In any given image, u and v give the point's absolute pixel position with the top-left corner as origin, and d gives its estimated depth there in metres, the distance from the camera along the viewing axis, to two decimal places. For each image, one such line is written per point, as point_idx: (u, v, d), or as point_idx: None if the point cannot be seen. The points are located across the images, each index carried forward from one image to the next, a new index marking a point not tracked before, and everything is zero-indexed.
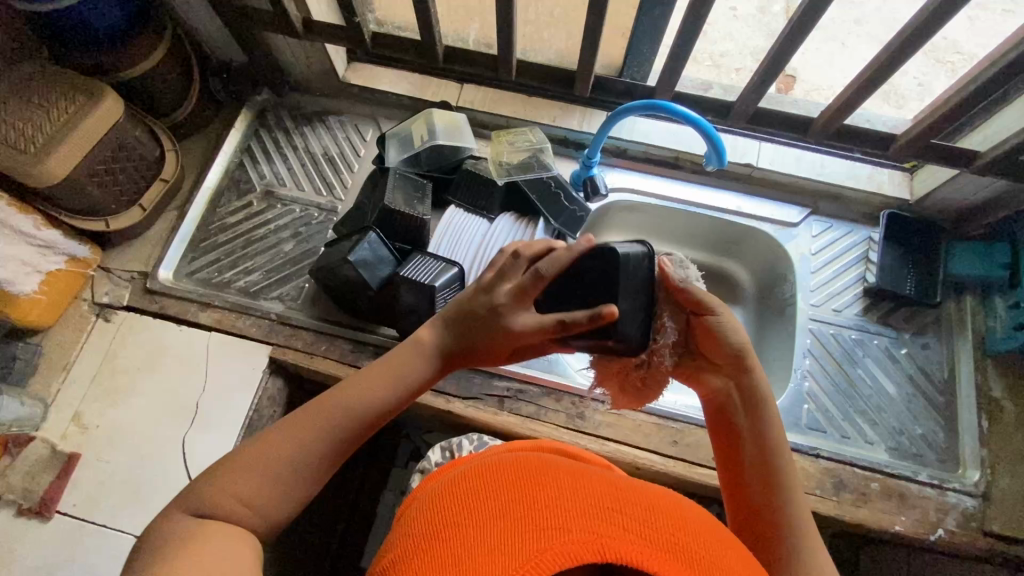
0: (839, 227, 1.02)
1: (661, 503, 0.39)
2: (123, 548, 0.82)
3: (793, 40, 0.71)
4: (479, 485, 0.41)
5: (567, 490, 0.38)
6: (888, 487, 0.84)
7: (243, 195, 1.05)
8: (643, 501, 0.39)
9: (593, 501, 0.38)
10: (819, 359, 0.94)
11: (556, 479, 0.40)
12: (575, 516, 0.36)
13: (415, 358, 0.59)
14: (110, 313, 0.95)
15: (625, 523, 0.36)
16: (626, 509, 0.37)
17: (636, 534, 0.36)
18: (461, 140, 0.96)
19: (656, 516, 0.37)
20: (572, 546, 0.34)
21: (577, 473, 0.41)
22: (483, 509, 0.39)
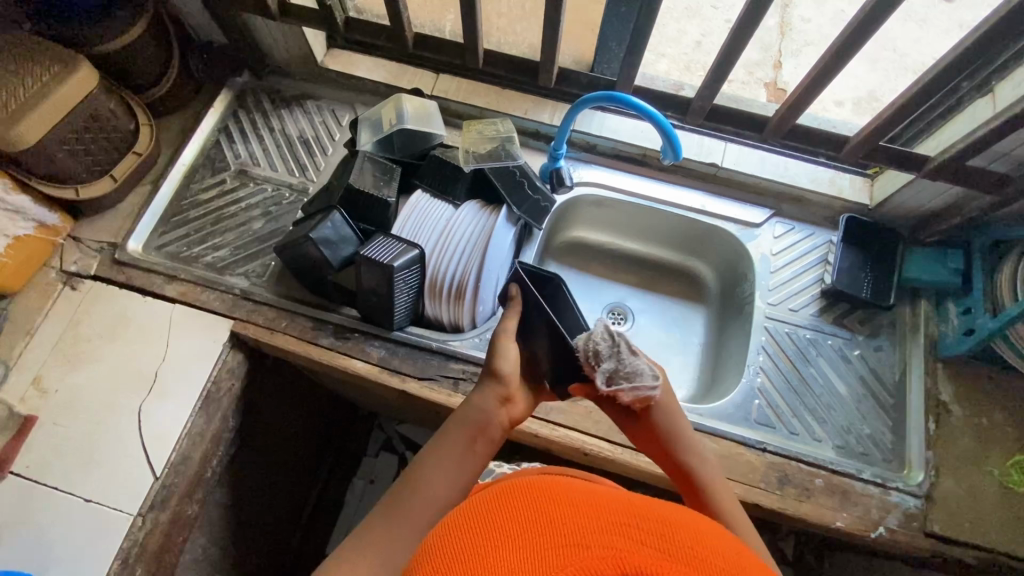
0: (800, 229, 1.04)
1: (676, 518, 0.40)
2: (72, 510, 0.83)
3: (741, 36, 0.73)
4: (496, 501, 0.41)
5: (582, 509, 0.39)
6: (831, 483, 0.85)
7: (217, 172, 1.07)
8: (658, 515, 0.39)
9: (612, 517, 0.38)
10: (773, 356, 0.95)
11: (575, 499, 0.40)
12: (597, 532, 0.37)
13: (484, 406, 0.68)
14: (77, 281, 0.96)
15: (643, 539, 0.36)
16: (645, 523, 0.38)
17: (654, 547, 0.36)
18: (431, 126, 0.98)
19: (673, 530, 0.38)
20: (594, 563, 0.35)
21: (594, 492, 0.42)
22: (501, 526, 0.39)
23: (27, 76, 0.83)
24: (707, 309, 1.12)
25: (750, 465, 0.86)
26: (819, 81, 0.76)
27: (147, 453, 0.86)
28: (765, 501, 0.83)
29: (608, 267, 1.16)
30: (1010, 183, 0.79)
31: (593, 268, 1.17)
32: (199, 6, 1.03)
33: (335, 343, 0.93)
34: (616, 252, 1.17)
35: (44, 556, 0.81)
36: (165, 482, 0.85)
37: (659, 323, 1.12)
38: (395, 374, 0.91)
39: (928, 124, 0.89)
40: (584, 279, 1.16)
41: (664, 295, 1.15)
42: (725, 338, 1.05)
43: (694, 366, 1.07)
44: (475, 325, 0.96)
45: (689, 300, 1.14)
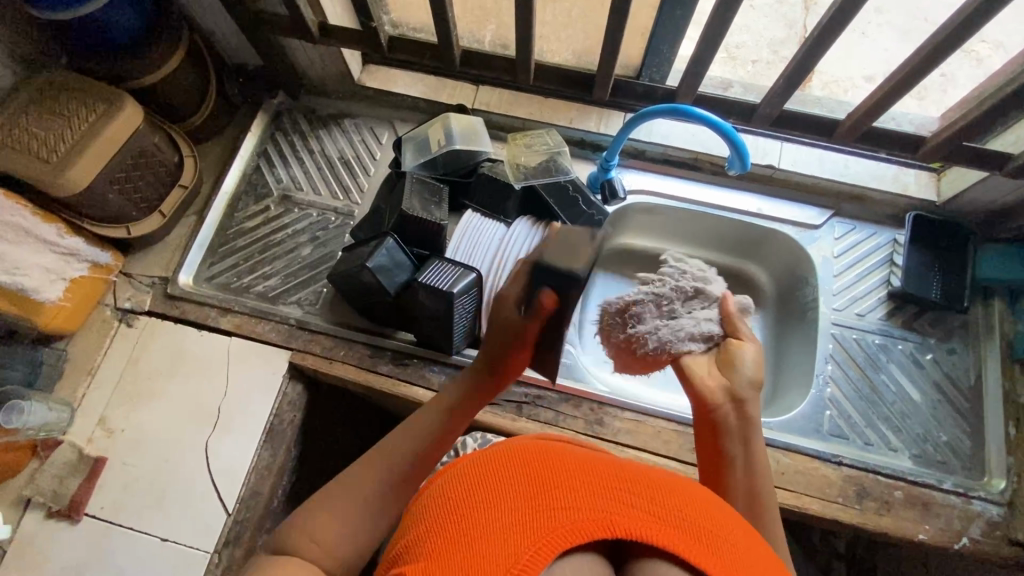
0: (861, 229, 1.01)
1: (661, 482, 0.41)
2: (150, 550, 0.84)
3: (822, 42, 0.69)
4: (493, 470, 0.42)
5: (573, 474, 0.40)
6: (911, 495, 0.83)
7: (261, 199, 1.06)
8: (646, 480, 0.41)
9: (605, 484, 0.39)
10: (841, 364, 0.93)
11: (567, 464, 0.42)
12: (591, 495, 0.38)
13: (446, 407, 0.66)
14: (132, 318, 0.96)
15: (632, 503, 0.38)
16: (637, 489, 0.39)
17: (648, 513, 0.38)
18: (478, 143, 0.96)
19: (659, 494, 0.39)
20: (584, 522, 0.36)
21: (588, 460, 0.43)
22: (497, 491, 0.40)
23: (75, 119, 0.81)
24: (763, 313, 1.09)
25: (827, 479, 0.84)
26: (904, 83, 0.72)
27: (217, 489, 0.87)
28: (845, 516, 0.81)
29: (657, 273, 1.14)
30: None
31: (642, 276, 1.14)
32: (233, 29, 1.01)
33: (394, 371, 0.92)
34: None
35: None
36: (238, 518, 0.86)
37: None
38: None
39: None
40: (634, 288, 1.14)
41: None
42: (786, 343, 1.03)
43: None
44: None
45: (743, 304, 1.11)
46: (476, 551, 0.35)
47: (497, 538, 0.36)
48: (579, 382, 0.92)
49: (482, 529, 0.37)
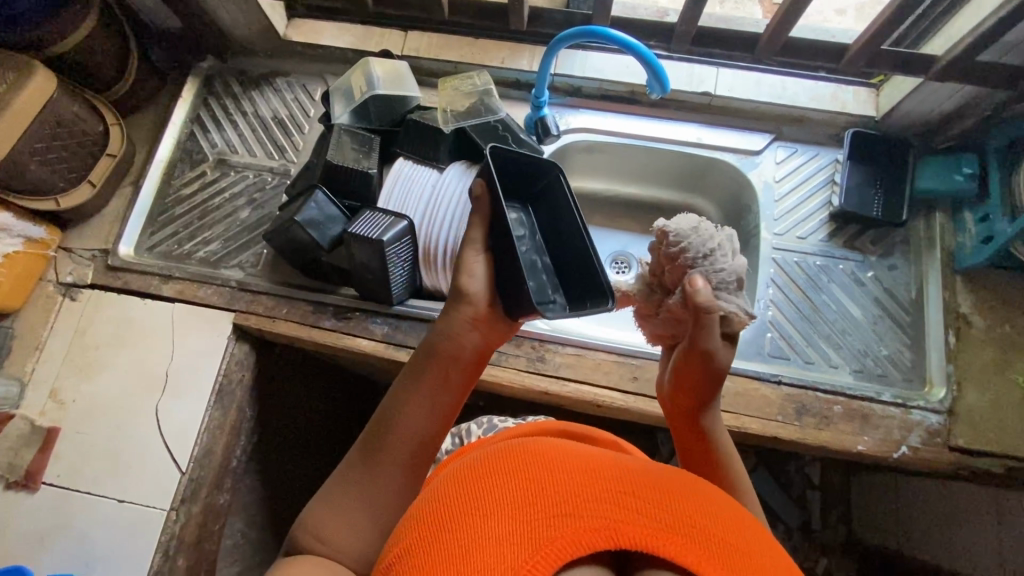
0: (803, 151, 0.99)
1: (665, 483, 0.42)
2: (108, 512, 0.86)
3: None
4: (493, 471, 0.43)
5: (571, 475, 0.40)
6: (851, 409, 0.84)
7: (197, 165, 1.04)
8: (648, 481, 0.41)
9: (608, 487, 0.40)
10: (783, 288, 0.93)
11: (569, 462, 0.42)
12: (593, 500, 0.38)
13: (411, 407, 0.60)
14: (76, 292, 0.96)
15: (635, 507, 0.38)
16: (642, 492, 0.40)
17: (652, 518, 0.38)
18: (405, 88, 0.94)
19: (665, 497, 0.40)
20: (583, 535, 0.37)
21: (591, 458, 0.43)
22: (495, 493, 0.40)
23: None
24: None
25: (767, 399, 0.85)
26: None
27: (169, 451, 0.88)
28: (784, 433, 0.83)
29: (606, 214, 1.14)
30: None
31: (591, 219, 1.14)
32: None
33: (337, 324, 0.92)
34: (614, 199, 1.14)
35: (89, 555, 0.84)
36: (193, 476, 0.87)
37: None
38: (401, 348, 0.90)
39: (934, 22, 0.84)
40: None
41: None
42: None
43: None
44: None
45: None
46: (473, 564, 0.36)
47: (497, 548, 0.37)
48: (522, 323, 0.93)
49: (476, 543, 0.37)
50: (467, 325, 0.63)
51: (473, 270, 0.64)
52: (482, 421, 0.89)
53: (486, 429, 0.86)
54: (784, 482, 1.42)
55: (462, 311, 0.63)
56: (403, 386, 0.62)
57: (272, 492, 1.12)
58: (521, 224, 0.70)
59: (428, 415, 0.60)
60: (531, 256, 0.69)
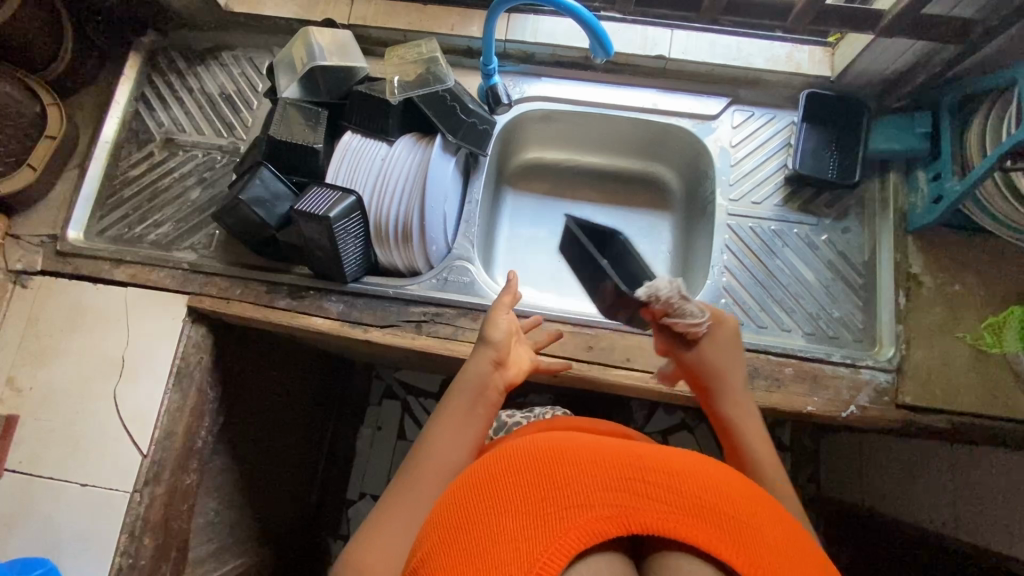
0: (760, 114, 0.98)
1: (678, 463, 0.42)
2: (71, 497, 0.86)
3: None
4: (502, 472, 0.43)
5: (585, 464, 0.41)
6: (802, 371, 0.85)
7: (144, 145, 1.02)
8: (659, 463, 0.41)
9: (617, 472, 0.40)
10: (737, 254, 0.93)
11: (575, 452, 0.42)
12: (603, 490, 0.39)
13: (446, 438, 0.65)
14: (27, 279, 0.95)
15: (648, 491, 0.39)
16: (652, 476, 0.40)
17: (662, 501, 0.39)
18: (352, 59, 0.92)
19: (676, 478, 0.40)
20: (598, 523, 0.37)
21: (597, 445, 0.43)
22: (502, 493, 0.41)
23: None
24: (674, 215, 1.10)
25: None
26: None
27: (129, 433, 0.88)
28: None
29: (568, 185, 1.13)
30: (972, 28, 0.75)
31: (553, 190, 1.14)
32: None
33: (292, 304, 0.91)
34: (576, 169, 1.13)
35: (56, 540, 0.85)
36: (155, 458, 0.88)
37: (626, 237, 1.11)
38: (357, 325, 0.90)
39: None
40: (545, 203, 1.13)
41: (630, 207, 1.12)
42: (692, 239, 1.04)
43: (664, 274, 1.07)
44: (432, 266, 0.94)
45: (655, 206, 1.11)
46: (489, 563, 0.36)
47: (512, 544, 0.37)
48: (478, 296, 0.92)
49: (493, 540, 0.37)
50: (490, 365, 0.72)
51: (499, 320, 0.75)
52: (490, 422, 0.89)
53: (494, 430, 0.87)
54: None
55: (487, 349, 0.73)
56: (435, 421, 0.67)
57: (241, 470, 1.13)
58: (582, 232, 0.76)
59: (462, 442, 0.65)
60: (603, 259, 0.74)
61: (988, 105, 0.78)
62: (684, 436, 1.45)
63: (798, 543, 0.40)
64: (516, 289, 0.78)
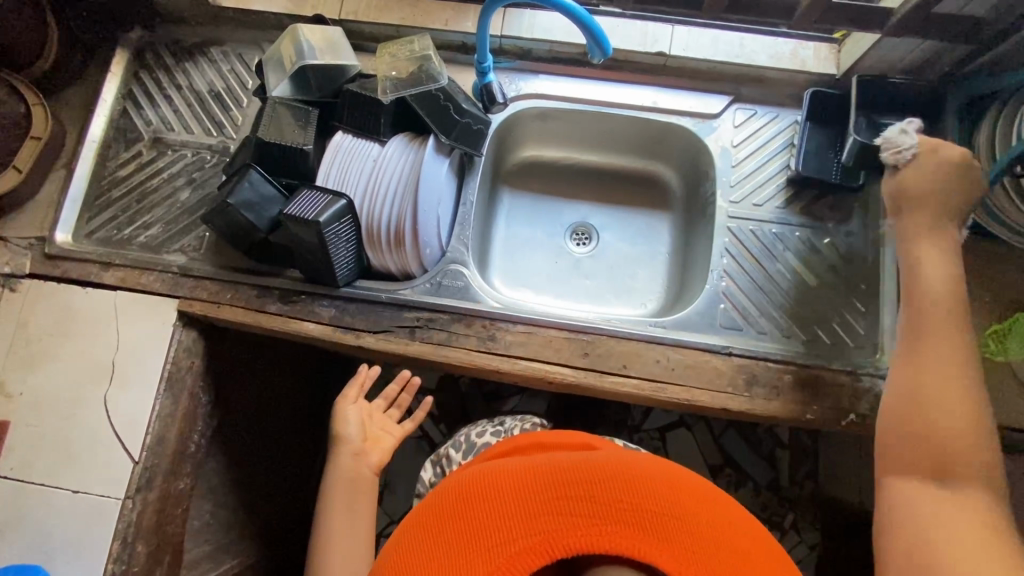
0: (763, 113, 0.95)
1: (599, 473, 0.45)
2: (63, 504, 0.86)
3: None
4: (430, 518, 0.46)
5: (507, 502, 0.44)
6: (802, 378, 0.84)
7: (132, 145, 1.00)
8: (580, 478, 0.44)
9: (538, 501, 0.43)
10: (737, 257, 0.91)
11: (498, 486, 0.46)
12: (523, 522, 0.42)
13: (338, 547, 0.77)
14: (15, 282, 0.93)
15: (570, 511, 0.42)
16: (570, 493, 0.43)
17: (584, 518, 0.41)
18: (341, 57, 0.89)
19: (597, 491, 0.43)
20: (521, 555, 0.40)
21: (519, 472, 0.46)
22: (433, 539, 0.44)
23: None
24: (673, 215, 1.08)
25: (718, 371, 0.84)
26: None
27: (121, 440, 0.87)
28: (734, 405, 0.82)
29: (565, 184, 1.11)
30: (985, 26, 0.72)
31: (549, 189, 1.11)
32: None
33: (283, 309, 0.90)
34: (573, 167, 1.11)
35: (48, 546, 0.84)
36: (147, 465, 0.87)
37: (624, 238, 1.09)
38: (349, 330, 0.89)
39: None
40: (542, 202, 1.11)
41: (629, 207, 1.10)
42: (693, 241, 1.02)
43: (662, 276, 1.05)
44: (426, 270, 0.93)
45: (654, 206, 1.09)
46: None
47: None
48: (471, 300, 0.91)
49: None
50: (350, 459, 0.83)
51: (348, 417, 0.85)
52: (460, 442, 0.90)
53: (464, 451, 0.87)
54: (754, 443, 1.44)
55: (344, 446, 0.84)
56: (319, 529, 0.79)
57: (236, 471, 1.12)
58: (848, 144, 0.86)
59: (354, 536, 0.79)
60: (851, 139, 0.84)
61: (998, 106, 0.75)
62: (682, 434, 1.44)
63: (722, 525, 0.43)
64: (362, 379, 0.87)
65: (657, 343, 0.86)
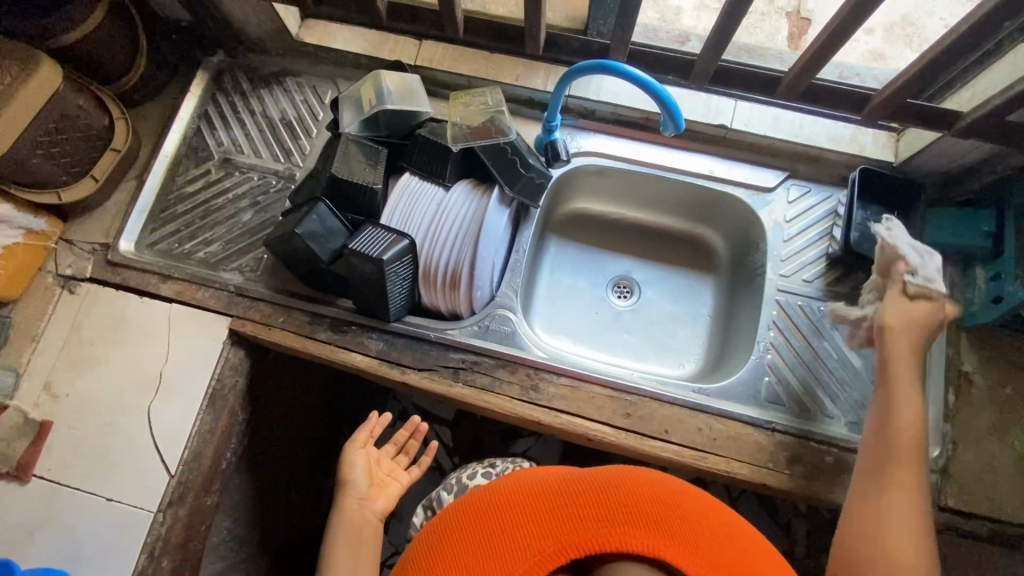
0: (816, 191, 0.97)
1: (603, 480, 0.51)
2: (95, 512, 0.86)
3: (849, 22, 0.72)
4: (455, 526, 0.53)
5: (524, 513, 0.51)
6: (843, 461, 0.83)
7: (201, 163, 1.03)
8: (589, 488, 0.51)
9: (551, 511, 0.50)
10: (784, 331, 0.91)
11: (511, 501, 0.53)
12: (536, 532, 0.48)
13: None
14: (74, 285, 0.96)
15: (580, 518, 0.48)
16: (582, 500, 0.50)
17: (592, 523, 0.47)
18: (416, 103, 0.93)
19: (602, 495, 0.49)
20: (538, 558, 0.46)
21: (529, 487, 0.53)
22: (457, 556, 0.50)
23: None
24: (717, 278, 1.09)
25: (759, 445, 0.84)
26: (850, 24, 0.72)
27: (160, 452, 0.88)
28: (774, 481, 0.82)
29: (612, 238, 1.13)
30: None
31: (595, 241, 1.13)
32: None
33: (333, 337, 0.91)
34: (621, 223, 1.13)
35: (75, 552, 0.84)
36: (181, 479, 0.88)
37: (666, 296, 1.10)
38: (394, 366, 0.90)
39: (963, 73, 0.83)
40: (586, 253, 1.13)
41: (673, 266, 1.11)
42: (736, 308, 1.03)
43: (702, 338, 1.06)
44: (474, 312, 0.94)
45: (698, 267, 1.10)
46: None
47: None
48: (517, 347, 0.91)
49: None
50: (356, 501, 0.79)
51: (354, 463, 0.83)
52: (450, 484, 0.90)
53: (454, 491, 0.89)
54: (771, 509, 1.42)
55: (349, 491, 0.80)
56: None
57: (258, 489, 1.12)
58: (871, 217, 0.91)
59: None
60: (859, 211, 0.91)
61: None
62: None
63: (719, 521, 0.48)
64: (372, 425, 0.86)
65: (700, 411, 0.86)
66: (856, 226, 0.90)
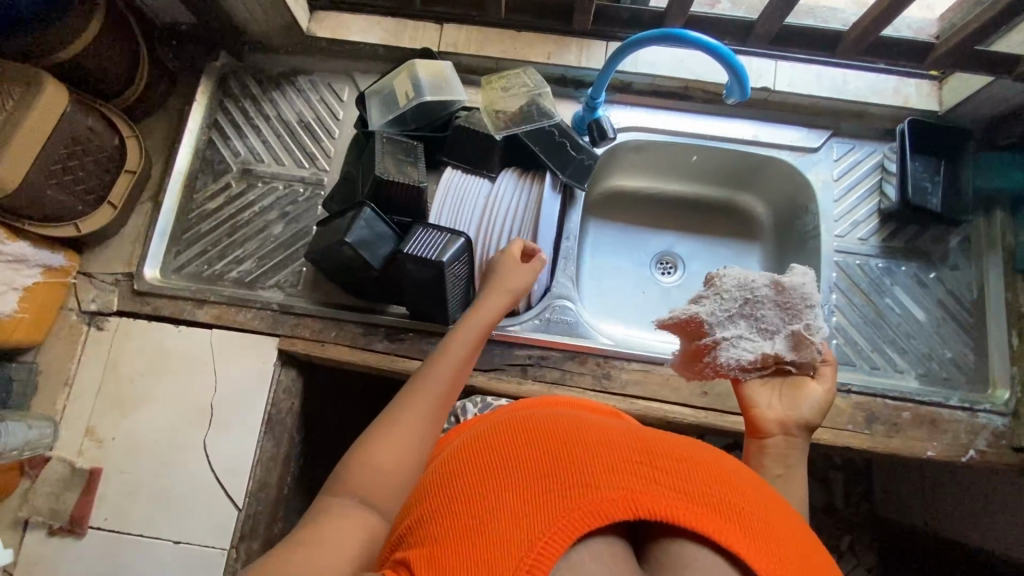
0: (861, 147, 0.96)
1: (689, 453, 0.42)
2: (162, 556, 0.81)
3: None
4: (495, 452, 0.43)
5: (592, 448, 0.40)
6: (919, 415, 0.83)
7: (220, 176, 0.97)
8: (670, 452, 0.41)
9: (624, 457, 0.39)
10: (845, 292, 0.91)
11: (573, 436, 0.42)
12: (606, 472, 0.38)
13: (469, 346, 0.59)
14: (102, 320, 0.89)
15: (656, 477, 0.38)
16: (660, 461, 0.40)
17: (669, 489, 0.38)
18: (450, 93, 0.88)
19: (682, 464, 0.40)
20: (603, 505, 0.36)
21: (597, 431, 0.43)
22: (499, 466, 0.41)
23: None
24: (762, 245, 1.07)
25: (837, 409, 0.83)
26: None
27: (223, 487, 0.83)
28: (856, 443, 0.81)
29: (650, 214, 1.10)
30: None
31: (633, 219, 1.10)
32: None
33: (391, 347, 0.87)
34: (657, 197, 1.10)
35: None
36: (249, 512, 0.83)
37: (712, 267, 1.07)
38: None
39: None
40: (625, 232, 1.10)
41: (715, 236, 1.09)
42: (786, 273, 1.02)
43: None
44: (531, 306, 0.91)
45: (741, 235, 1.08)
46: (485, 536, 0.36)
47: (506, 523, 0.36)
48: (582, 337, 0.89)
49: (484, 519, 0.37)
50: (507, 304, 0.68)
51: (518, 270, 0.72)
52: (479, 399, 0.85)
53: (480, 408, 0.82)
54: None
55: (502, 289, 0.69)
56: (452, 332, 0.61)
57: None
58: (924, 169, 0.90)
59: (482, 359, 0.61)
60: (910, 162, 0.90)
61: None
62: None
63: (803, 535, 0.39)
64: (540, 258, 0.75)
65: None
66: (904, 182, 0.90)
